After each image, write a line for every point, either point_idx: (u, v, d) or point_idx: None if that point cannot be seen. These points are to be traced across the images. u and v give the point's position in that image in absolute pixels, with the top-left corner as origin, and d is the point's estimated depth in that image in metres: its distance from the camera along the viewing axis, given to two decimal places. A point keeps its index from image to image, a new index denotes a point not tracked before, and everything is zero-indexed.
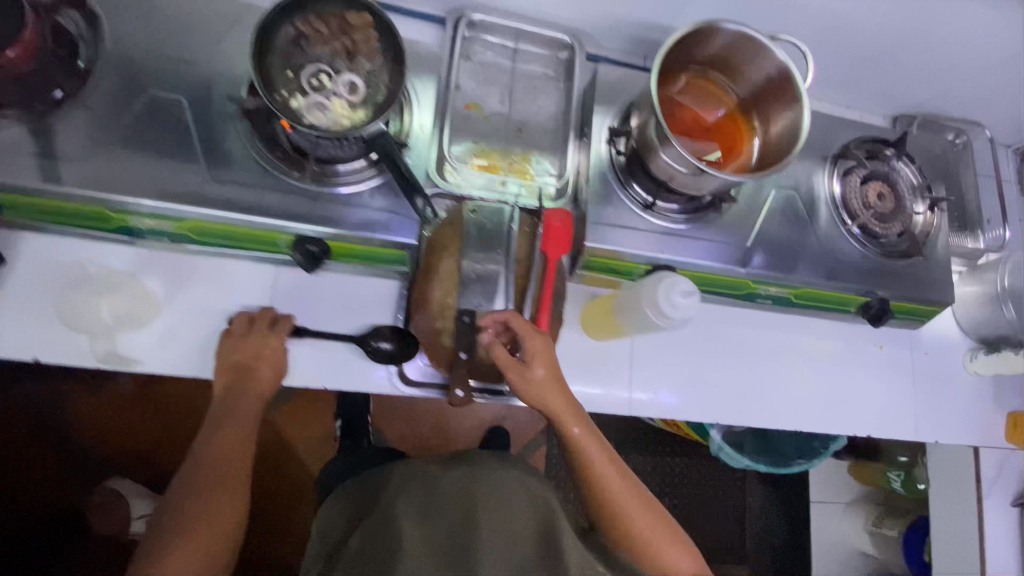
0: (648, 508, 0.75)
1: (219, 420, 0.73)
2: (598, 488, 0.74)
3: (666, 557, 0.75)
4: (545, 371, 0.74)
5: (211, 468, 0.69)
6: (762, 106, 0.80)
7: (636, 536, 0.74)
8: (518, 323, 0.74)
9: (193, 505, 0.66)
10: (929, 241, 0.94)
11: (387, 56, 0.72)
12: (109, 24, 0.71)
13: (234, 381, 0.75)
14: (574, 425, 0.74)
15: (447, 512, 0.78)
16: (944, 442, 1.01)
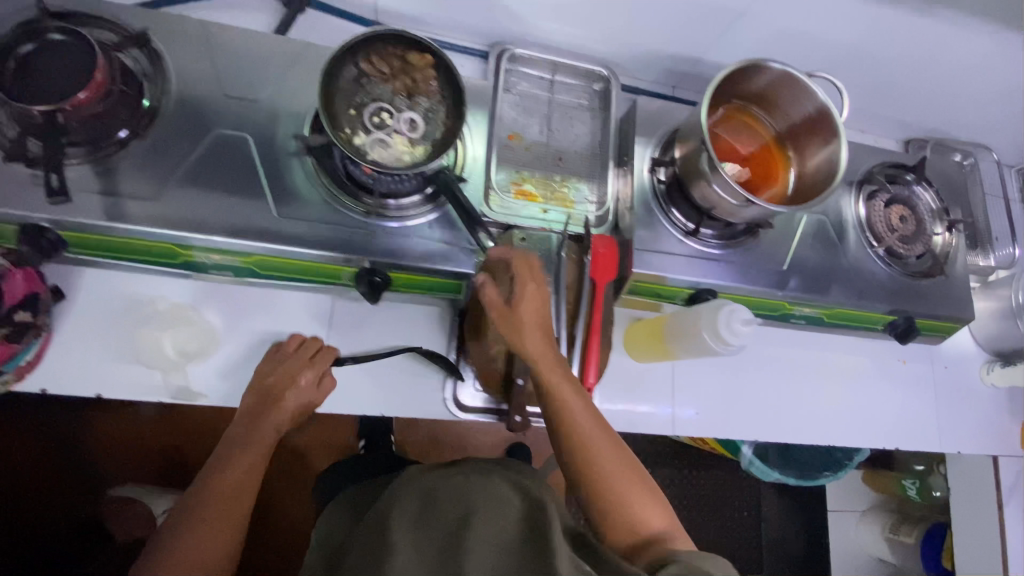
0: (629, 470, 0.66)
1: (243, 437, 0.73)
2: (572, 437, 0.66)
3: (642, 517, 0.63)
4: (533, 314, 0.69)
5: (215, 481, 0.69)
6: (797, 138, 0.84)
7: (606, 492, 0.64)
8: (515, 262, 0.71)
9: (199, 515, 0.66)
10: (949, 260, 0.98)
11: (444, 96, 0.76)
12: (172, 62, 0.73)
13: (257, 403, 0.74)
14: (555, 369, 0.68)
15: (442, 513, 0.55)
16: (966, 452, 1.04)
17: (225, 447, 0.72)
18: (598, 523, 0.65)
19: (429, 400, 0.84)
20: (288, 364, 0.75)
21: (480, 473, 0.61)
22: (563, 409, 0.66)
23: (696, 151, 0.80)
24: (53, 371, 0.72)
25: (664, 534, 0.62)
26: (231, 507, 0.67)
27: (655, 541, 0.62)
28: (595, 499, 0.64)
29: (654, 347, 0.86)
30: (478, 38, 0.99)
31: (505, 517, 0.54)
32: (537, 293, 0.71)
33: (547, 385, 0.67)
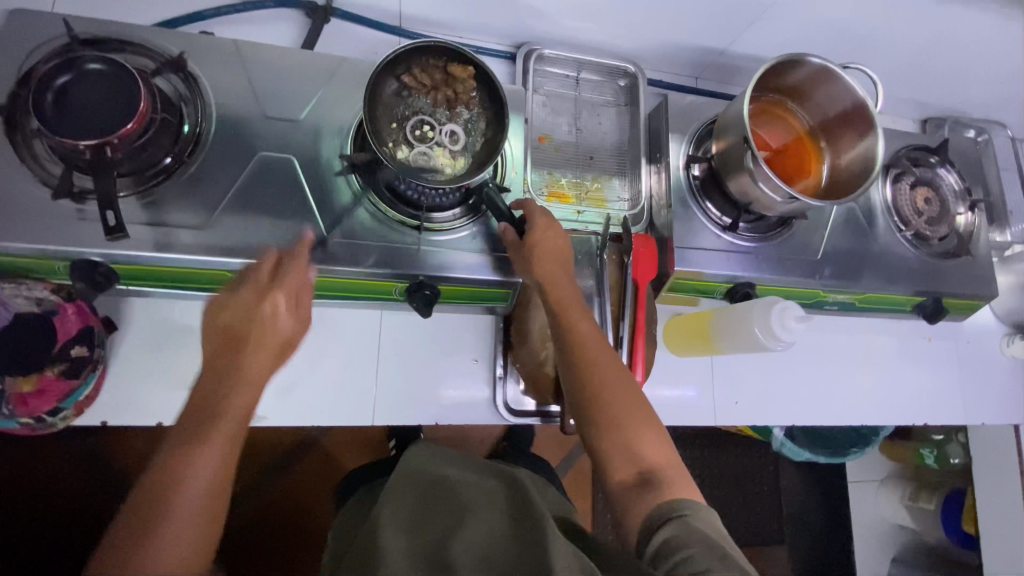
0: (636, 401, 0.65)
1: (185, 435, 0.52)
2: (581, 363, 0.67)
3: (641, 448, 0.62)
4: (549, 244, 0.73)
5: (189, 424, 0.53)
6: (832, 129, 0.86)
7: (609, 416, 0.64)
8: (530, 206, 0.76)
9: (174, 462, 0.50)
10: (973, 239, 1.00)
11: (485, 106, 0.76)
12: (210, 85, 0.72)
13: (228, 341, 0.58)
14: (566, 295, 0.71)
15: (437, 522, 0.66)
16: (990, 423, 1.08)
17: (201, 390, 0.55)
18: (599, 449, 0.64)
19: (479, 407, 0.85)
20: (258, 299, 0.60)
21: (471, 489, 0.71)
22: (576, 339, 0.68)
23: (736, 146, 0.80)
24: (112, 403, 0.73)
25: (663, 469, 0.61)
26: (210, 508, 0.50)
27: (653, 477, 0.60)
28: (597, 423, 0.64)
29: (695, 342, 0.90)
30: (500, 39, 0.98)
31: (493, 525, 0.64)
32: (557, 234, 0.75)
33: (559, 309, 0.69)
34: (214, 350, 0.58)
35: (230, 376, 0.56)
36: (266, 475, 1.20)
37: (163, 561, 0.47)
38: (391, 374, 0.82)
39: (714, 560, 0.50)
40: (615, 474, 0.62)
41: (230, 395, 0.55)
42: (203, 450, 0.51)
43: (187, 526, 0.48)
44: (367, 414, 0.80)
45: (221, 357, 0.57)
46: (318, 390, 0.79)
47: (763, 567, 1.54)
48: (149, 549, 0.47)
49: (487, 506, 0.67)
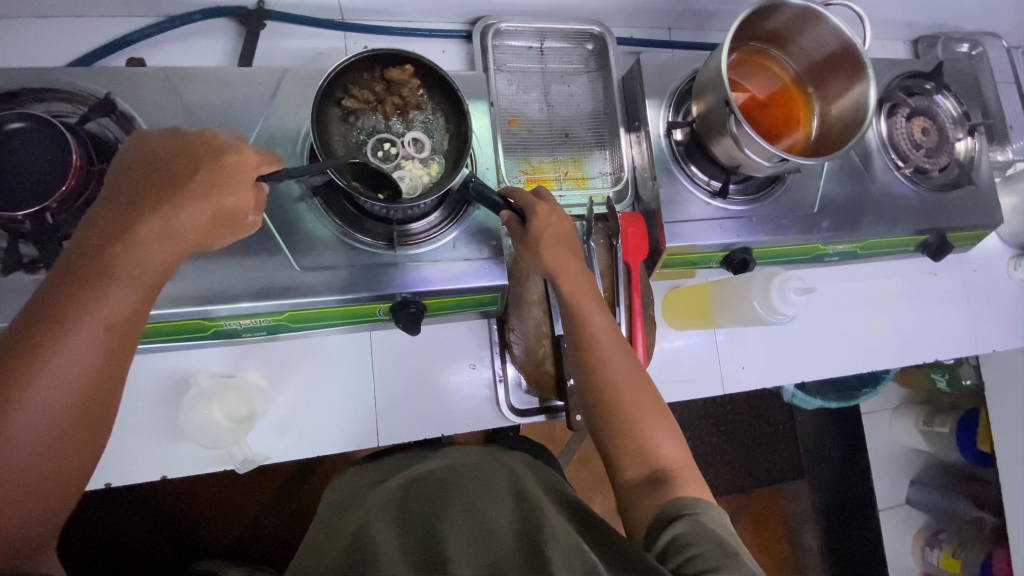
0: (649, 398, 0.63)
1: (66, 297, 0.46)
2: (592, 357, 0.64)
3: (655, 446, 0.61)
4: (554, 227, 0.69)
5: (93, 250, 0.48)
6: (819, 74, 0.80)
7: (623, 414, 0.62)
8: (519, 193, 0.71)
9: (77, 294, 0.46)
10: (974, 166, 0.95)
11: (437, 101, 0.71)
12: (145, 122, 0.67)
13: (153, 180, 0.52)
14: (572, 282, 0.67)
15: (425, 513, 0.62)
16: (1002, 349, 1.06)
17: (114, 211, 0.50)
18: (612, 448, 0.62)
19: (482, 411, 0.83)
20: (196, 159, 0.54)
21: (464, 476, 0.70)
22: (587, 327, 0.65)
23: (718, 109, 0.74)
24: (110, 465, 0.71)
25: (675, 468, 0.60)
26: (91, 391, 0.46)
27: (665, 476, 0.59)
28: (613, 421, 0.62)
29: (694, 315, 0.89)
30: (452, 17, 0.90)
31: (495, 514, 0.61)
32: (561, 221, 0.71)
33: (570, 300, 0.67)
34: (128, 196, 0.51)
35: (122, 238, 0.49)
36: (290, 490, 1.20)
37: (42, 401, 0.44)
38: (389, 392, 0.80)
39: (723, 559, 0.49)
40: (626, 471, 0.61)
41: (130, 258, 0.49)
42: (89, 320, 0.46)
43: (64, 385, 0.45)
44: (372, 435, 0.79)
45: (142, 193, 0.51)
46: (320, 418, 0.78)
47: (784, 501, 1.60)
48: (18, 419, 0.43)
49: (485, 497, 0.65)
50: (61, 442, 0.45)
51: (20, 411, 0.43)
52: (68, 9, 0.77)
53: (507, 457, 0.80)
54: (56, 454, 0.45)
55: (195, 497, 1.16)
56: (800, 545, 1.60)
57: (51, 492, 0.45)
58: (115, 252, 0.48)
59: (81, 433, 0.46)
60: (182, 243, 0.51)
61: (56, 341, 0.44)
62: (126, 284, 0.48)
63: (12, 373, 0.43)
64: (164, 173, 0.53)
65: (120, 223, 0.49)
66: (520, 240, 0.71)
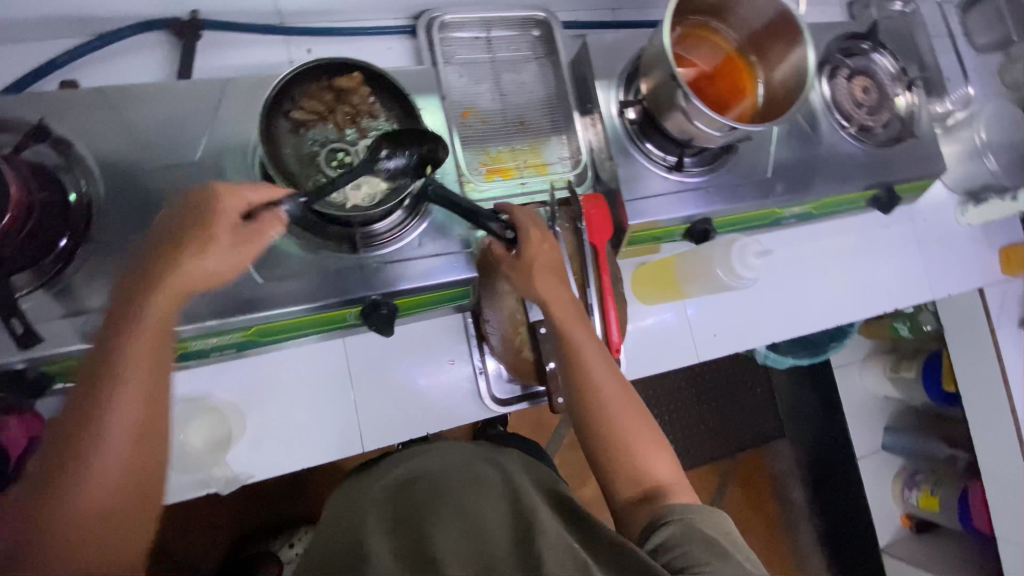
0: (641, 421, 0.68)
1: (99, 370, 0.53)
2: (588, 383, 0.68)
3: (648, 465, 0.66)
4: (544, 259, 0.72)
5: (123, 322, 0.54)
6: (760, 44, 0.82)
7: (617, 435, 0.67)
8: (519, 212, 0.72)
9: (107, 364, 0.53)
10: (915, 120, 0.99)
11: (389, 106, 0.70)
12: (85, 146, 0.65)
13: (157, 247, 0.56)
14: (563, 314, 0.70)
15: (422, 513, 0.62)
16: (956, 291, 1.12)
17: (132, 282, 0.55)
18: (607, 468, 0.67)
19: (466, 405, 0.84)
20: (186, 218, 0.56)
21: (457, 471, 0.70)
22: (580, 355, 0.69)
23: (665, 84, 0.76)
24: None
25: (668, 485, 0.65)
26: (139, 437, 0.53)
27: (659, 493, 0.64)
28: (608, 441, 0.67)
29: (663, 288, 0.92)
30: (394, 13, 0.89)
31: (490, 509, 0.63)
32: (552, 248, 0.73)
33: (562, 329, 0.70)
34: (141, 269, 0.55)
35: (144, 296, 0.54)
36: (285, 504, 1.21)
37: (102, 454, 0.51)
38: (368, 396, 0.80)
39: (712, 556, 0.53)
40: (622, 491, 0.66)
41: (144, 319, 0.54)
42: (120, 398, 0.52)
43: (113, 437, 0.52)
44: (355, 441, 0.79)
45: (149, 260, 0.55)
46: (300, 430, 0.77)
47: (767, 461, 1.68)
48: (85, 469, 0.51)
49: (477, 492, 0.65)
50: (122, 482, 0.52)
51: (78, 484, 0.50)
52: None
53: (498, 454, 0.81)
54: (121, 501, 0.52)
55: (184, 528, 1.14)
56: (786, 502, 1.68)
57: (124, 522, 0.53)
58: (136, 316, 0.54)
59: (139, 470, 0.54)
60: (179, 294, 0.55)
61: (98, 405, 0.51)
62: (144, 342, 0.54)
63: (77, 427, 0.51)
64: (165, 240, 0.56)
65: (138, 292, 0.54)
66: (480, 226, 0.69)
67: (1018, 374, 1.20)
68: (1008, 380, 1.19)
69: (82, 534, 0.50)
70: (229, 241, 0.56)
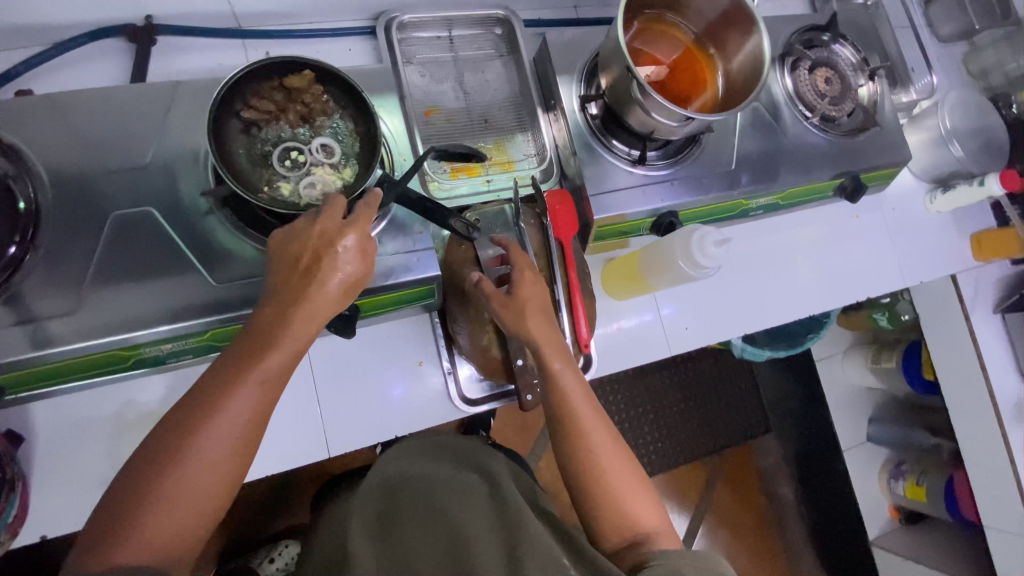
0: (631, 470, 0.66)
1: (236, 371, 0.52)
2: (577, 431, 0.65)
3: (635, 512, 0.64)
4: (533, 302, 0.68)
5: (262, 329, 0.54)
6: (717, 35, 0.83)
7: (606, 484, 0.64)
8: (516, 255, 0.71)
9: (236, 369, 0.52)
10: (878, 109, 0.99)
11: (343, 105, 0.69)
12: (33, 152, 0.64)
13: (304, 260, 0.55)
14: (556, 359, 0.66)
15: (413, 517, 0.65)
16: (927, 279, 1.12)
17: (280, 290, 0.55)
18: (594, 515, 0.65)
19: (436, 406, 0.83)
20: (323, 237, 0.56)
21: (444, 477, 0.73)
22: (571, 402, 0.66)
23: (623, 78, 0.76)
24: (48, 514, 0.69)
25: (656, 534, 0.64)
26: (239, 447, 0.52)
27: (646, 540, 0.63)
28: (595, 490, 0.64)
29: (630, 283, 0.90)
30: (353, 15, 0.89)
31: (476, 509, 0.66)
32: (541, 286, 0.70)
33: (548, 373, 0.66)
34: (285, 279, 0.55)
35: (289, 308, 0.54)
36: (260, 517, 1.18)
37: (201, 455, 0.50)
38: (334, 400, 0.79)
39: None
40: (607, 538, 0.64)
41: (280, 333, 0.53)
42: (239, 407, 0.51)
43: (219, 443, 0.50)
44: (323, 445, 0.78)
45: (294, 273, 0.55)
46: (265, 436, 0.76)
47: (755, 457, 1.67)
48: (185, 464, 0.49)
49: (462, 503, 0.67)
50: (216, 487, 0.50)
51: (176, 478, 0.49)
52: None
53: (486, 457, 0.79)
54: (209, 507, 0.50)
55: None
56: (776, 498, 1.67)
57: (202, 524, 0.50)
58: (278, 327, 0.54)
59: (231, 482, 0.52)
60: (315, 318, 0.55)
61: (218, 406, 0.50)
62: (276, 357, 0.53)
63: (191, 422, 0.50)
64: (309, 250, 0.56)
65: (281, 300, 0.54)
66: (444, 225, 0.70)
67: (996, 360, 1.20)
68: (986, 367, 1.18)
69: (172, 513, 0.49)
70: (358, 271, 0.56)
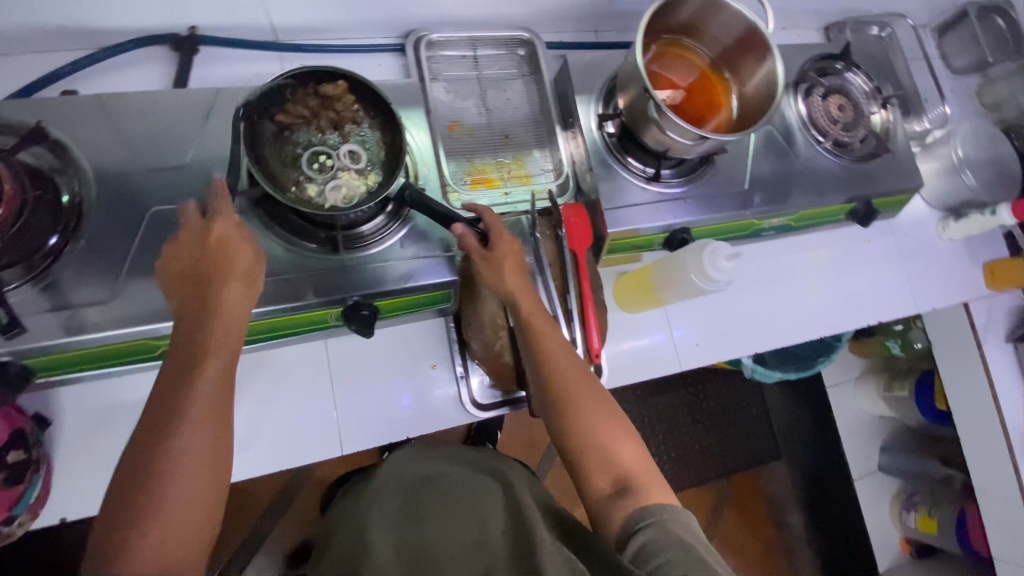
0: (610, 414, 0.66)
1: (174, 374, 0.53)
2: (551, 375, 0.67)
3: (616, 454, 0.63)
4: (510, 254, 0.70)
5: (185, 334, 0.55)
6: (731, 61, 0.86)
7: (583, 426, 0.64)
8: (489, 218, 0.72)
9: (174, 374, 0.53)
10: (890, 136, 1.01)
11: (372, 115, 0.73)
12: (80, 149, 0.68)
13: (198, 265, 0.57)
14: (528, 306, 0.69)
15: (433, 517, 0.66)
16: (940, 305, 1.12)
17: (184, 298, 0.57)
18: (577, 462, 0.64)
19: (448, 410, 0.85)
20: (214, 239, 0.58)
21: (458, 482, 0.73)
22: (544, 348, 0.68)
23: (640, 97, 0.79)
24: (68, 497, 0.71)
25: (636, 474, 0.62)
26: (209, 442, 0.52)
27: (628, 483, 0.61)
28: (574, 432, 0.65)
29: (642, 296, 0.92)
30: (385, 32, 0.94)
31: (495, 521, 0.65)
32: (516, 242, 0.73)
33: (525, 320, 0.68)
34: (187, 290, 0.57)
35: (209, 301, 0.56)
36: (268, 517, 1.20)
37: (178, 461, 0.49)
38: (349, 399, 0.81)
39: (689, 564, 0.50)
40: (593, 484, 0.62)
41: (207, 326, 0.55)
42: (195, 404, 0.52)
43: (187, 444, 0.50)
44: (336, 444, 0.79)
45: (196, 276, 0.57)
46: (281, 431, 0.78)
47: (763, 483, 1.65)
48: (164, 472, 0.49)
49: (476, 503, 0.68)
50: (196, 490, 0.50)
51: (157, 489, 0.48)
52: None
53: (502, 466, 0.79)
54: (194, 513, 0.50)
55: None
56: (784, 526, 1.64)
57: (195, 533, 0.50)
58: (207, 321, 0.55)
59: (213, 482, 0.51)
60: (234, 306, 0.57)
61: (175, 410, 0.51)
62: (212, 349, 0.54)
63: (154, 432, 0.50)
64: (200, 250, 0.58)
65: (193, 304, 0.56)
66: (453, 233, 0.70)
67: (1009, 391, 1.19)
68: (999, 397, 1.17)
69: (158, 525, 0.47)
70: (250, 256, 0.59)
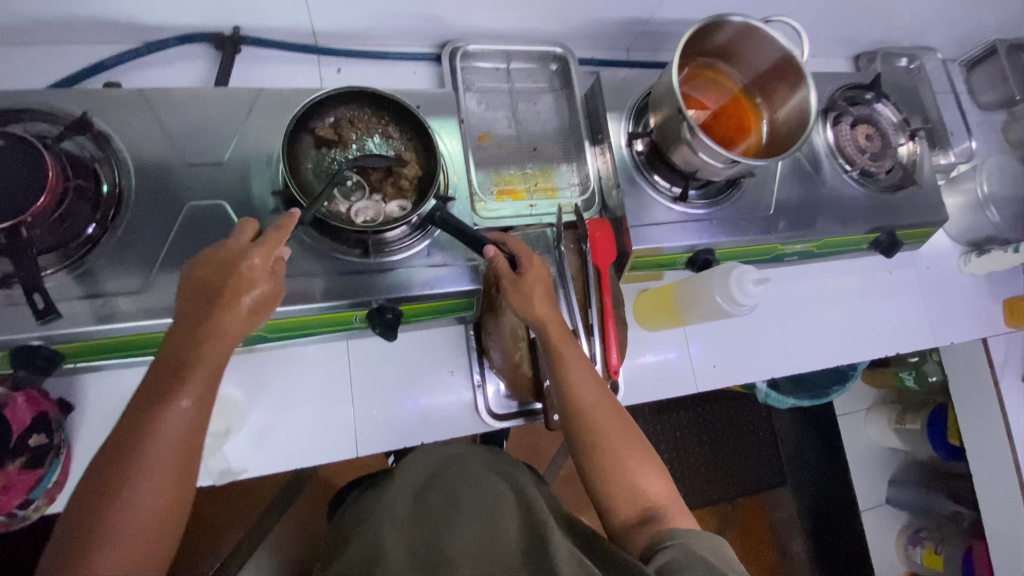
0: (636, 445, 0.66)
1: (161, 388, 0.51)
2: (577, 407, 0.67)
3: (644, 485, 0.63)
4: (541, 282, 0.70)
5: (184, 348, 0.53)
6: (764, 86, 0.86)
7: (609, 457, 0.65)
8: (512, 241, 0.71)
9: (164, 388, 0.51)
10: (916, 168, 1.02)
11: (408, 137, 0.75)
12: (122, 141, 0.69)
13: (211, 277, 0.56)
14: (557, 335, 0.69)
15: (438, 521, 0.65)
16: (958, 340, 1.12)
17: (190, 307, 0.55)
18: (604, 494, 0.64)
19: (464, 418, 0.85)
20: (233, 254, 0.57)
21: (467, 478, 0.72)
22: (570, 378, 0.68)
23: (673, 117, 0.80)
24: None
25: (663, 506, 0.62)
26: (176, 469, 0.50)
27: (656, 514, 0.61)
28: (602, 462, 0.65)
29: (663, 315, 0.92)
30: (421, 40, 0.95)
31: (506, 517, 0.64)
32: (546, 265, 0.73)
33: (554, 348, 0.68)
34: (194, 301, 0.56)
35: (215, 318, 0.55)
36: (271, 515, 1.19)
37: (143, 486, 0.48)
38: (366, 401, 0.81)
39: None
40: (619, 514, 0.63)
41: (206, 346, 0.54)
42: (169, 427, 0.50)
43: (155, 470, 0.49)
44: (350, 445, 0.80)
45: (205, 290, 0.56)
46: (298, 430, 0.78)
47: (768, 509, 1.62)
48: (127, 496, 0.48)
49: (487, 500, 0.67)
50: (155, 518, 0.49)
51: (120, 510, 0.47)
52: (40, 36, 0.79)
53: (512, 466, 0.78)
54: (150, 542, 0.48)
55: None
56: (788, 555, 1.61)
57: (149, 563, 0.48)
58: (207, 340, 0.54)
59: (171, 512, 0.50)
60: (234, 330, 0.56)
61: (153, 428, 0.50)
62: (203, 371, 0.53)
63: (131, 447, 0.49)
64: (219, 262, 0.57)
65: (195, 319, 0.54)
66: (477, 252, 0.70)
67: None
68: (1013, 436, 1.16)
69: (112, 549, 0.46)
70: (268, 286, 0.58)
